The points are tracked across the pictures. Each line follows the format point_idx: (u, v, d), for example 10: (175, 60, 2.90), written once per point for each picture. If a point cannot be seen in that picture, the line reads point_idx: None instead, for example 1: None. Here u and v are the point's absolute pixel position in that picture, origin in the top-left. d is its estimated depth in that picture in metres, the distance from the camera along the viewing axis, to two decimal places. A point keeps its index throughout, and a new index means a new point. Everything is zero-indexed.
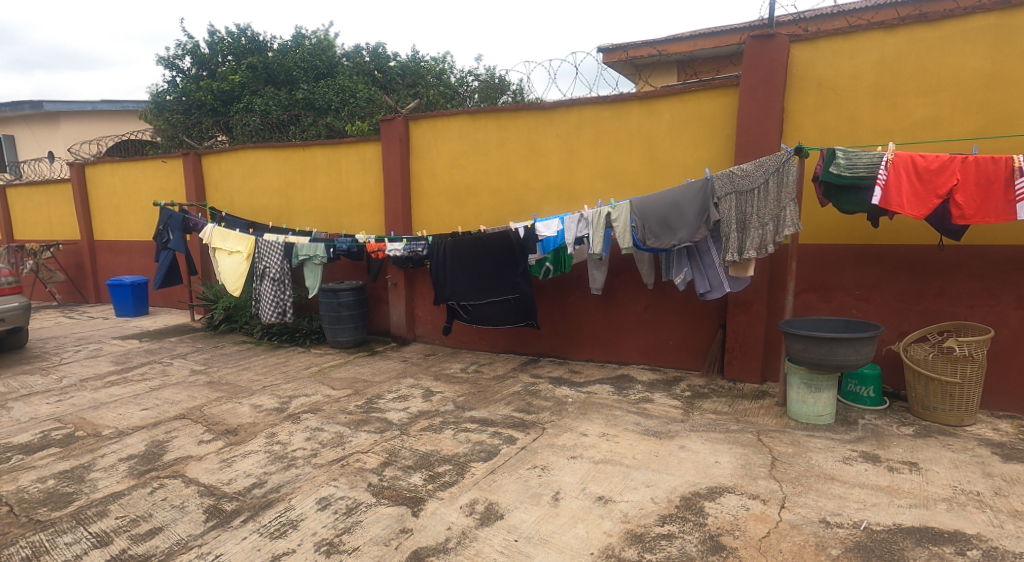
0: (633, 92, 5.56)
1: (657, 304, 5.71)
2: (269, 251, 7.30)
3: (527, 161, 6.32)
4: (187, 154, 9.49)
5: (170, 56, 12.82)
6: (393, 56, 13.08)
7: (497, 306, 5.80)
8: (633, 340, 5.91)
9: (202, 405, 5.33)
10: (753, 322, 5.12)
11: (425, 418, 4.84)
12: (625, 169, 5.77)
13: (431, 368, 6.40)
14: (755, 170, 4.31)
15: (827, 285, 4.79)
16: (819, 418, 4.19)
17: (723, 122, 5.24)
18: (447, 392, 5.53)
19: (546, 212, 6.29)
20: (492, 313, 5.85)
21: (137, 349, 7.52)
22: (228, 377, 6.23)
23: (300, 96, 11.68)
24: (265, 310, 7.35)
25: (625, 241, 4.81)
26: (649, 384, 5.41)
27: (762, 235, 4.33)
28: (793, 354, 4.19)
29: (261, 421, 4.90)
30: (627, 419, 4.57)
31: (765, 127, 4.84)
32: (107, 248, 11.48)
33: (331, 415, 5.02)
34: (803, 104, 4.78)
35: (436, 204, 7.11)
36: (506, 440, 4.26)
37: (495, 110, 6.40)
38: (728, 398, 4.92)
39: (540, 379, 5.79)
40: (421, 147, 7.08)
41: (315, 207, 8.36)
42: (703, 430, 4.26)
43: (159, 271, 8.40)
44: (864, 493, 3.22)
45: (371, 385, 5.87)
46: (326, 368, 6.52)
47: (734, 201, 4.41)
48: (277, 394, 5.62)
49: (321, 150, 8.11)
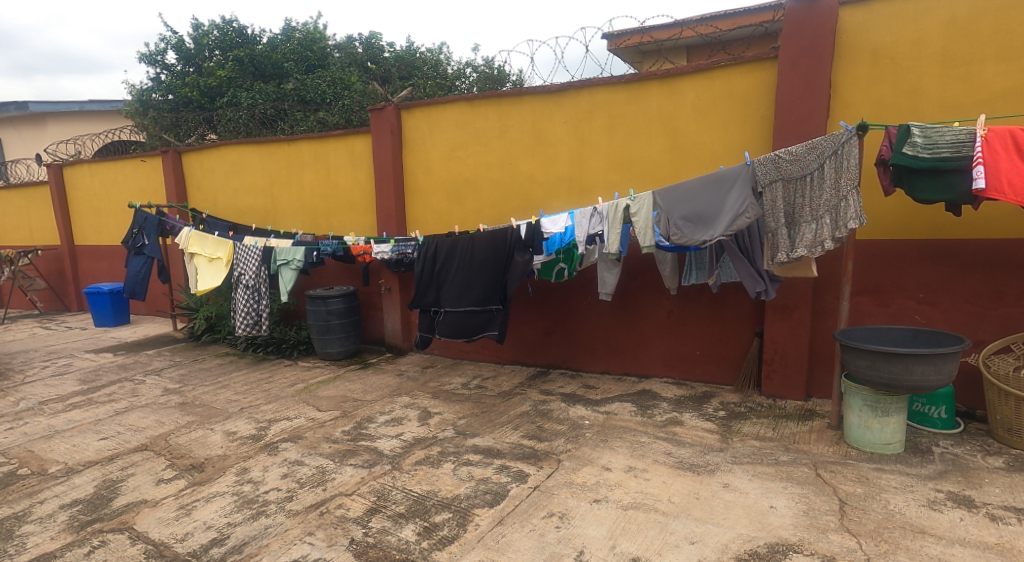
0: (651, 70, 4.90)
1: (681, 309, 5.07)
2: (244, 257, 6.70)
3: (531, 152, 5.67)
4: (166, 152, 8.86)
5: (154, 51, 12.15)
6: (388, 46, 12.15)
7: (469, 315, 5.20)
8: (655, 351, 5.27)
9: (169, 432, 4.69)
10: (795, 330, 4.49)
11: (421, 448, 4.19)
12: (643, 157, 5.11)
13: (429, 383, 5.76)
14: (807, 152, 3.62)
15: (884, 286, 4.16)
16: (886, 446, 3.54)
17: (757, 103, 4.58)
18: (447, 413, 4.89)
19: (554, 206, 5.63)
20: (460, 322, 5.24)
21: (108, 365, 6.87)
22: (204, 397, 5.59)
23: (289, 88, 10.98)
24: (239, 323, 6.69)
25: (647, 240, 4.13)
26: (676, 402, 4.75)
27: (815, 231, 3.63)
28: (854, 371, 3.55)
29: (233, 453, 4.26)
30: (655, 447, 3.93)
31: (809, 104, 4.21)
32: (88, 254, 10.86)
33: (313, 444, 4.38)
34: (856, 77, 4.14)
35: (432, 202, 6.46)
36: (516, 477, 3.63)
37: (497, 95, 5.75)
38: (769, 419, 4.27)
39: (550, 396, 5.14)
40: (415, 138, 6.44)
41: (301, 206, 7.72)
42: (749, 463, 3.61)
43: (135, 280, 7.80)
44: (969, 555, 2.57)
45: (362, 405, 5.24)
46: (313, 385, 5.88)
47: (781, 189, 3.71)
48: (255, 418, 4.97)
49: (308, 144, 7.47)
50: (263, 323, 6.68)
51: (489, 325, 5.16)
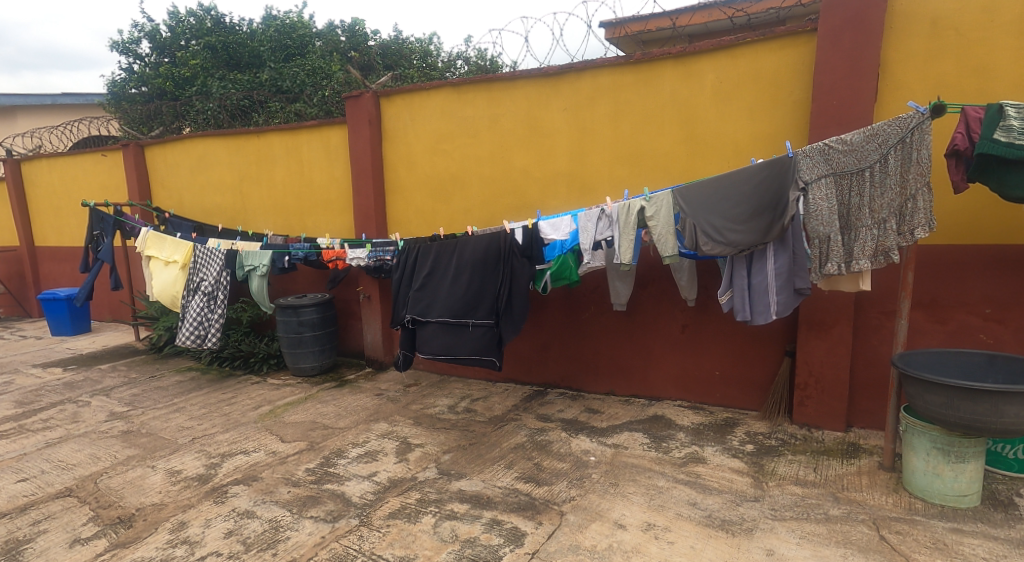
0: (664, 49, 4.25)
1: (698, 323, 4.44)
2: (206, 260, 6.01)
3: (526, 143, 5.01)
4: (126, 145, 8.12)
5: (126, 40, 11.35)
6: (373, 34, 11.42)
7: (444, 331, 4.43)
8: (667, 370, 4.63)
9: (101, 472, 3.98)
10: (833, 350, 3.87)
11: (396, 494, 3.52)
12: (654, 150, 4.46)
13: (411, 406, 5.08)
14: (866, 141, 2.97)
15: (941, 301, 3.53)
16: (960, 499, 2.92)
17: (788, 85, 3.94)
18: (430, 446, 4.23)
19: (551, 206, 4.97)
20: (436, 342, 4.46)
21: (53, 383, 6.13)
22: (153, 424, 4.89)
23: (265, 77, 10.20)
24: (183, 330, 5.97)
25: (667, 248, 3.51)
26: (695, 432, 4.12)
27: (877, 237, 3.00)
28: (922, 408, 2.93)
29: (173, 500, 3.58)
30: (676, 495, 3.29)
31: (855, 85, 3.57)
32: (49, 256, 10.08)
33: (270, 488, 3.70)
34: (911, 52, 3.51)
35: (415, 200, 5.78)
36: (510, 538, 2.98)
37: (486, 79, 5.07)
38: (807, 456, 3.64)
39: (549, 424, 4.48)
40: (396, 131, 5.75)
41: (273, 206, 7.02)
42: (793, 520, 2.96)
43: (86, 283, 7.04)
44: None
45: (332, 434, 4.56)
46: (279, 408, 5.20)
47: (831, 186, 3.06)
48: (207, 452, 4.28)
49: (278, 136, 6.77)
50: (211, 337, 5.95)
51: (473, 348, 4.33)
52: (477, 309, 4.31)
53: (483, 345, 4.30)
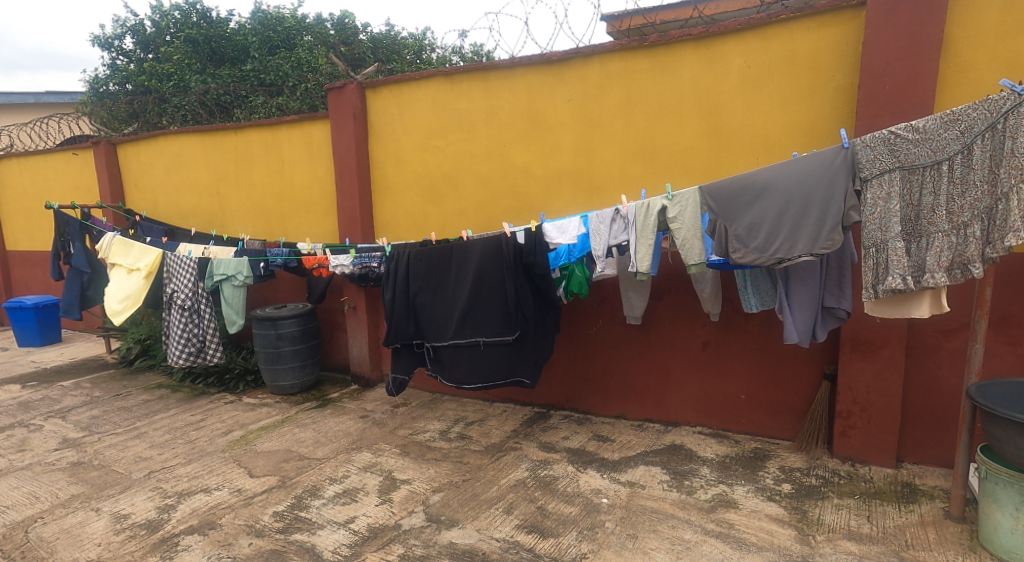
0: (683, 29, 3.74)
1: (721, 340, 3.92)
2: (177, 270, 5.43)
3: (526, 138, 4.48)
4: (97, 142, 7.57)
5: (108, 35, 10.80)
6: (364, 27, 10.84)
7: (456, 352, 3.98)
8: (685, 392, 4.11)
9: (35, 518, 3.44)
10: (883, 375, 3.35)
11: (376, 550, 2.99)
12: (671, 144, 3.93)
13: (398, 432, 4.54)
14: (944, 129, 2.49)
15: (1015, 318, 3.02)
16: None
17: (829, 68, 3.43)
18: (418, 482, 3.69)
19: (554, 208, 4.44)
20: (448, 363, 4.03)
21: (6, 404, 5.57)
22: (107, 454, 4.35)
23: (248, 71, 9.64)
24: (170, 350, 5.45)
25: (692, 255, 2.99)
26: (722, 467, 3.59)
27: (956, 247, 2.52)
28: (1012, 456, 2.42)
29: (113, 556, 3.05)
30: (707, 553, 2.77)
31: (912, 66, 3.08)
32: (20, 261, 9.51)
33: (228, 540, 3.16)
34: (980, 25, 3.02)
35: (404, 202, 5.25)
36: None
37: (482, 66, 4.55)
38: (857, 500, 3.11)
39: (553, 454, 3.95)
40: (383, 125, 5.23)
41: (252, 208, 6.49)
42: None
43: (70, 294, 6.53)
44: None
45: (308, 467, 4.02)
46: (252, 434, 4.66)
47: (899, 182, 2.58)
48: (163, 490, 3.74)
49: (257, 132, 6.24)
50: (212, 350, 5.52)
51: (487, 367, 3.89)
52: (487, 326, 3.84)
53: (498, 364, 3.86)
